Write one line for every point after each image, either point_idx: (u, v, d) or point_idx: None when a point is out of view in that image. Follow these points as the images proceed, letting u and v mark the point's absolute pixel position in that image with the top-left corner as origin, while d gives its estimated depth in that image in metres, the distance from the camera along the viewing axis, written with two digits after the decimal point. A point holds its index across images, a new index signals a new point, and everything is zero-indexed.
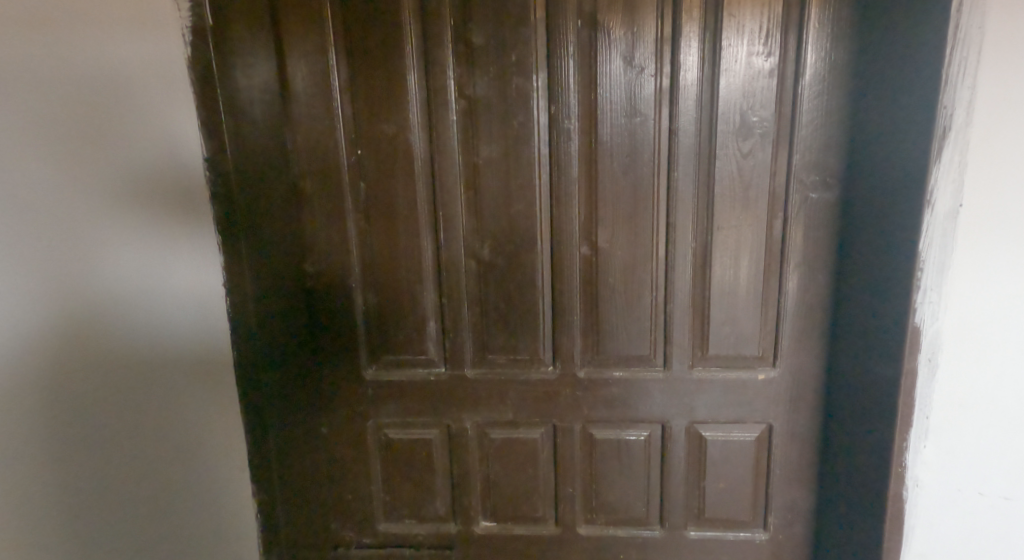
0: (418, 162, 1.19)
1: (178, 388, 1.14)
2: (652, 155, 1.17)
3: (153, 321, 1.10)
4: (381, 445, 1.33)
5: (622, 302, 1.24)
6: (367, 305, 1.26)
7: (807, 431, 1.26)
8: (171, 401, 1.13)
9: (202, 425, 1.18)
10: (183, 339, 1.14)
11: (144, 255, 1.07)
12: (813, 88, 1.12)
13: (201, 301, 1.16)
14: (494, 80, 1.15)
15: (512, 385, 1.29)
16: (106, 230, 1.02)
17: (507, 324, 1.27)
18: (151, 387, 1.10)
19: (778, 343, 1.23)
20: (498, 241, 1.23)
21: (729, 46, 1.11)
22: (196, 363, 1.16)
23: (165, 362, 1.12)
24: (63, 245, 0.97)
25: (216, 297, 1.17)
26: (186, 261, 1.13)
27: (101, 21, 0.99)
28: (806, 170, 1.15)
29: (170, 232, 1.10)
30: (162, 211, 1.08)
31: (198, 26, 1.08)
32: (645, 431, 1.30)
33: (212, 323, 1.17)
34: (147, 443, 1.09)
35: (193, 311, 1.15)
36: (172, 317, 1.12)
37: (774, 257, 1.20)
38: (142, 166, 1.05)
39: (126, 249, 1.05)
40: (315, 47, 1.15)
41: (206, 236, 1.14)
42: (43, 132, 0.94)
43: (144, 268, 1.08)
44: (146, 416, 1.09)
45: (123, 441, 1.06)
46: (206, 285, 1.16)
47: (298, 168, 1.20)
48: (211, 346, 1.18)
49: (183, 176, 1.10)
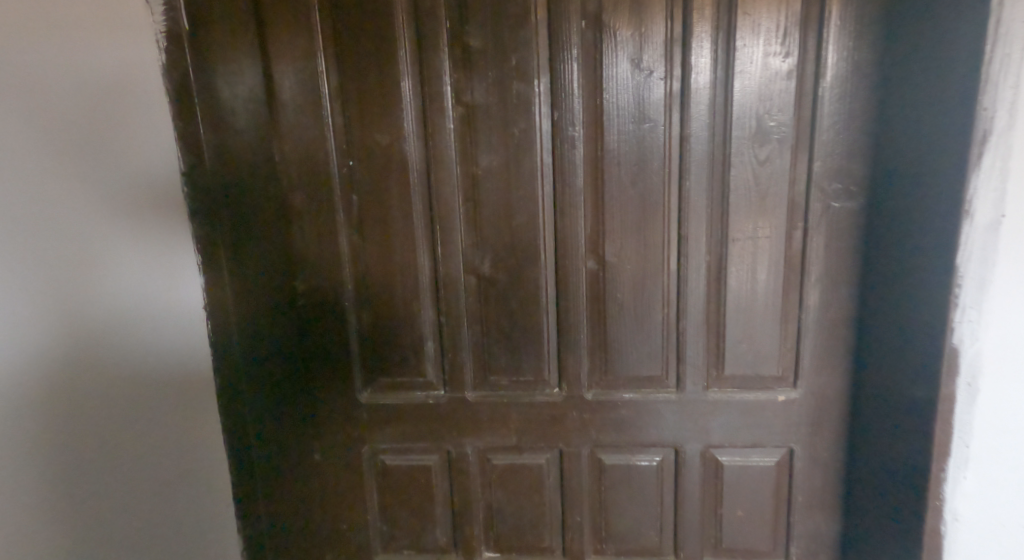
0: (413, 173, 1.13)
1: (159, 414, 1.07)
2: (661, 163, 1.10)
3: (143, 338, 1.04)
4: (376, 471, 1.26)
5: (632, 319, 1.17)
6: (361, 324, 1.19)
7: (831, 456, 1.19)
8: (149, 428, 1.06)
9: (187, 455, 1.11)
10: (165, 364, 1.07)
11: (137, 268, 1.03)
12: (834, 89, 1.04)
13: (182, 324, 1.08)
14: (493, 86, 1.08)
15: (514, 407, 1.22)
16: (106, 242, 1.00)
17: (510, 344, 1.20)
18: (128, 413, 1.04)
19: (799, 362, 1.16)
20: (499, 256, 1.16)
21: (743, 47, 1.04)
22: (180, 389, 1.09)
23: (143, 387, 1.05)
24: (72, 256, 0.96)
25: (197, 320, 1.09)
26: (168, 275, 1.06)
27: (82, 27, 0.94)
28: (828, 178, 1.08)
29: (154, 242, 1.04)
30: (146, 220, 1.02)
31: (173, 31, 1.00)
32: (657, 456, 1.23)
33: (195, 347, 1.09)
34: (145, 461, 1.06)
35: (174, 335, 1.07)
36: (153, 340, 1.05)
37: (794, 270, 1.12)
38: (118, 180, 0.99)
39: (123, 262, 1.02)
40: (304, 50, 1.07)
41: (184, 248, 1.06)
42: (48, 142, 0.93)
43: (138, 282, 1.03)
44: (122, 442, 1.03)
45: (120, 455, 1.03)
46: (186, 307, 1.08)
47: (289, 180, 1.12)
48: (195, 372, 1.10)
49: (162, 192, 1.03)
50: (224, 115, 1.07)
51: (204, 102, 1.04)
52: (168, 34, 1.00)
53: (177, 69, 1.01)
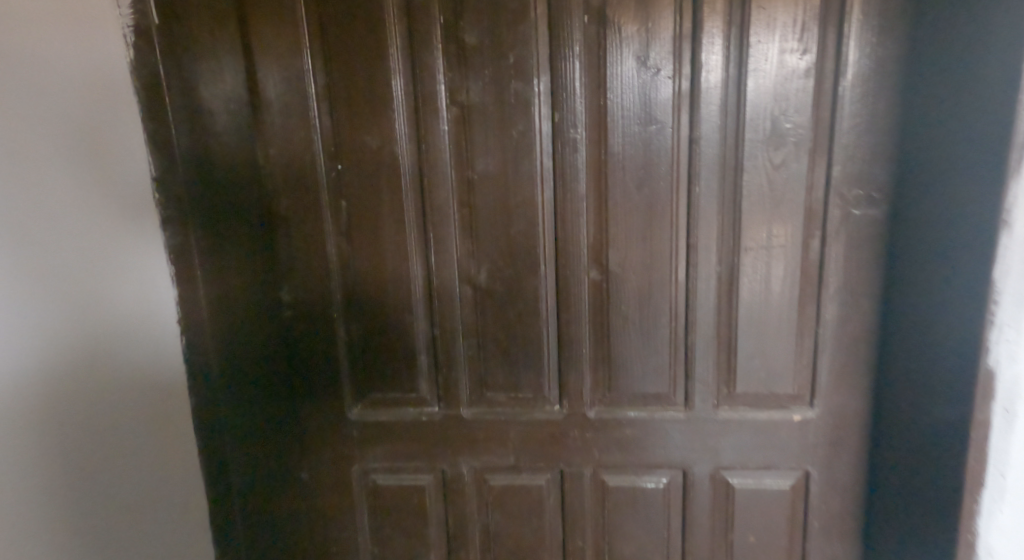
0: (406, 178, 1.06)
1: (130, 438, 0.96)
2: (668, 167, 1.03)
3: (137, 342, 0.97)
4: (367, 491, 1.19)
5: (637, 333, 1.10)
6: (350, 337, 1.12)
7: (849, 477, 1.12)
8: (130, 445, 0.96)
9: (158, 482, 1.00)
10: (136, 382, 0.97)
11: (128, 266, 0.95)
12: (856, 88, 0.97)
13: (153, 339, 0.99)
14: (489, 85, 1.02)
15: (512, 425, 1.16)
16: (100, 234, 0.91)
17: (508, 358, 1.13)
18: (100, 439, 0.91)
19: (815, 379, 1.09)
20: (496, 266, 1.09)
21: (758, 43, 0.97)
22: (152, 409, 0.99)
23: (137, 393, 0.97)
24: (70, 247, 0.87)
25: (170, 334, 1.01)
26: (158, 276, 0.99)
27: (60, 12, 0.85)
28: (848, 184, 1.01)
29: (144, 239, 0.97)
30: (136, 215, 0.95)
31: (142, 26, 0.93)
32: (664, 478, 1.15)
33: (168, 363, 1.01)
34: (139, 472, 0.97)
35: (146, 350, 0.98)
36: (145, 344, 0.98)
37: (810, 282, 1.05)
38: (86, 178, 0.89)
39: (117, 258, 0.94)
40: (290, 48, 1.01)
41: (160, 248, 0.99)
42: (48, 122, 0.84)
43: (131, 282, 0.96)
44: (117, 453, 0.94)
45: (117, 466, 0.94)
46: (157, 319, 0.99)
47: (274, 186, 1.05)
48: (169, 391, 1.01)
49: (129, 195, 0.94)
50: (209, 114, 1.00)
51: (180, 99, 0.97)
52: (137, 30, 0.93)
53: (146, 62, 0.94)
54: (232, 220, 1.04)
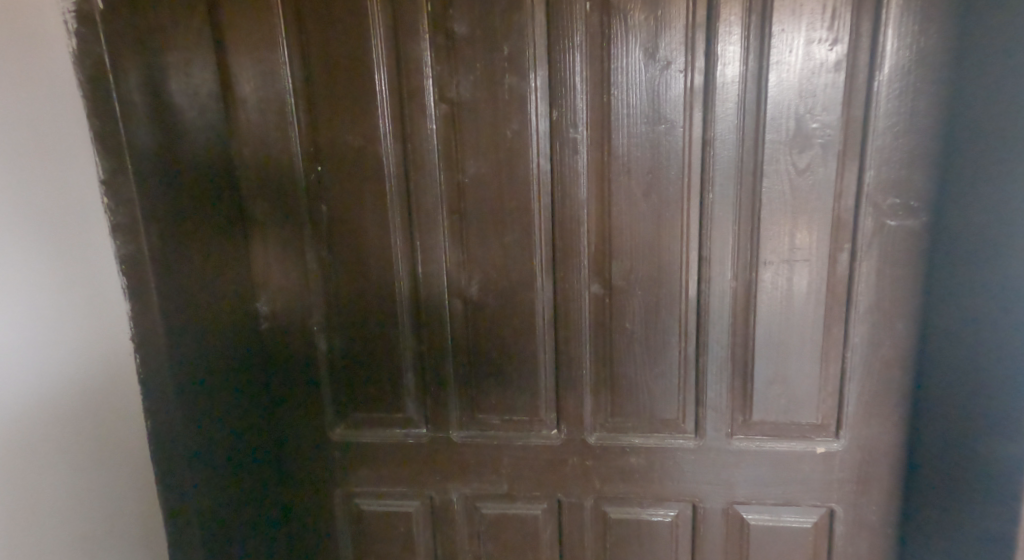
0: (391, 180, 0.97)
1: (101, 466, 0.81)
2: (679, 171, 0.93)
3: (94, 356, 0.80)
4: (350, 516, 1.11)
5: (643, 354, 1.00)
6: (332, 352, 1.04)
7: (879, 517, 1.01)
8: (102, 475, 0.81)
9: (121, 528, 0.84)
10: (96, 405, 0.80)
11: (82, 263, 0.78)
12: (894, 83, 0.86)
13: (101, 361, 0.81)
14: (481, 80, 0.93)
15: (505, 450, 1.06)
16: (48, 228, 0.74)
17: (501, 378, 1.04)
18: (43, 490, 0.74)
19: (842, 409, 0.98)
20: (489, 278, 1.00)
21: (781, 33, 0.86)
22: (104, 444, 0.81)
23: (104, 412, 0.81)
24: (16, 250, 0.71)
25: (120, 351, 0.83)
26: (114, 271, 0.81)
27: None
28: (883, 192, 0.90)
29: (93, 229, 0.79)
30: (84, 202, 0.78)
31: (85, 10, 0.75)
32: (672, 511, 1.05)
33: (119, 386, 0.83)
34: (117, 503, 0.83)
35: (94, 374, 0.80)
36: (107, 355, 0.81)
37: (838, 300, 0.94)
38: (13, 170, 0.70)
39: (68, 255, 0.77)
40: (265, 38, 0.93)
41: (102, 235, 0.80)
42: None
43: (84, 283, 0.79)
44: (89, 486, 0.79)
45: (91, 499, 0.80)
46: (106, 335, 0.81)
47: (248, 189, 0.98)
48: (121, 418, 0.84)
49: (65, 188, 0.76)
50: (182, 118, 0.87)
51: (136, 97, 0.79)
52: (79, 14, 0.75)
53: (90, 53, 0.76)
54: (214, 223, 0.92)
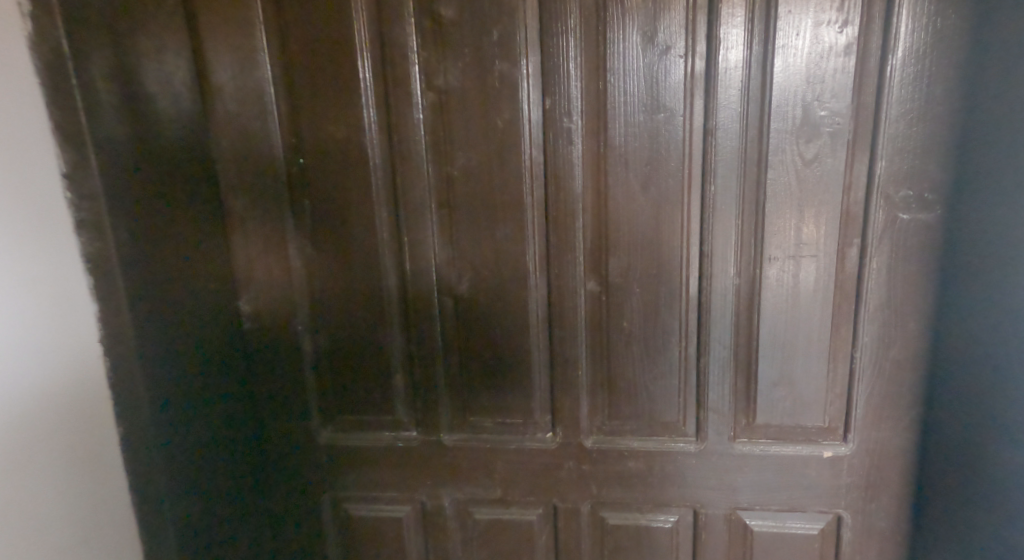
0: (377, 173, 0.93)
1: (72, 478, 0.75)
2: (679, 162, 0.88)
3: (57, 359, 0.74)
4: (340, 521, 1.08)
5: (641, 354, 0.96)
6: (318, 352, 1.00)
7: (889, 523, 0.97)
8: (73, 486, 0.75)
9: (97, 542, 0.79)
10: (64, 412, 0.74)
11: (43, 259, 0.72)
12: (908, 68, 0.81)
13: (67, 364, 0.75)
14: (469, 66, 0.88)
15: (498, 454, 1.02)
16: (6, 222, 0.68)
17: (494, 379, 0.99)
18: (4, 503, 0.67)
19: (851, 412, 0.93)
20: (479, 275, 0.95)
21: (788, 14, 0.81)
22: (73, 454, 0.75)
23: (73, 419, 0.75)
24: None
25: (87, 352, 0.77)
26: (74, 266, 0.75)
27: None
28: (896, 183, 0.85)
29: (53, 223, 0.73)
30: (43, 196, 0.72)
31: None
32: (673, 517, 1.01)
33: (89, 393, 0.77)
34: (91, 515, 0.78)
35: (62, 379, 0.74)
36: (72, 358, 0.75)
37: (846, 298, 0.90)
38: None
39: (26, 251, 0.70)
40: (242, 24, 0.88)
41: (64, 227, 0.74)
42: None
43: (47, 280, 0.72)
44: (59, 500, 0.73)
45: (62, 512, 0.74)
46: (73, 338, 0.75)
47: (226, 183, 0.94)
48: (92, 425, 0.78)
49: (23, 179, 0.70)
50: (155, 108, 0.82)
51: (102, 85, 0.74)
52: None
53: (47, 38, 0.71)
54: (190, 219, 0.88)
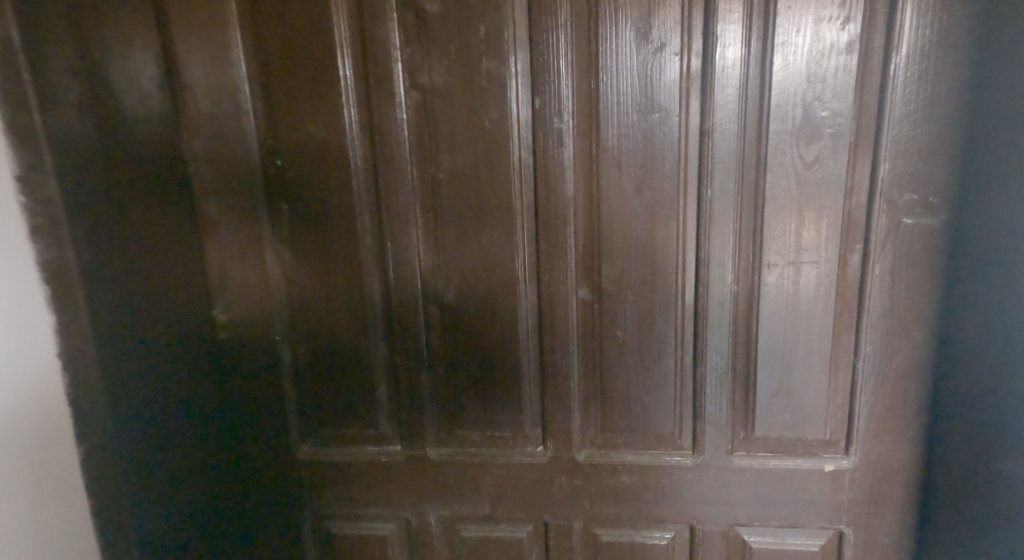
0: (358, 176, 0.88)
1: (26, 503, 0.68)
2: (674, 164, 0.84)
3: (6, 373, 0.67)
4: (321, 540, 1.03)
5: (635, 365, 0.92)
6: (298, 364, 0.96)
7: (892, 539, 0.93)
8: (26, 513, 0.68)
9: None
10: (15, 431, 0.68)
11: None
12: (912, 67, 0.78)
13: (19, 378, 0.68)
14: (455, 63, 0.84)
15: (487, 469, 0.98)
16: None
17: (482, 390, 0.95)
18: None
19: (853, 424, 0.90)
20: (466, 282, 0.91)
21: (787, 10, 0.78)
22: (26, 477, 0.68)
23: (25, 439, 0.68)
24: None
25: (43, 365, 0.71)
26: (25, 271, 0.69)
27: None
28: (899, 187, 0.81)
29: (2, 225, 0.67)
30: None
31: None
32: (668, 534, 0.97)
33: (45, 409, 0.70)
34: (47, 543, 0.71)
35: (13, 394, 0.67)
36: (24, 372, 0.69)
37: (848, 306, 0.86)
38: None
39: None
40: (215, 18, 0.84)
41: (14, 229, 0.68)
42: None
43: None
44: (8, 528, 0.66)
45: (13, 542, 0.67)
46: (27, 350, 0.69)
47: (199, 186, 0.89)
48: (49, 445, 0.71)
49: None
50: (123, 106, 0.77)
51: (62, 81, 0.70)
52: None
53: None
54: (159, 224, 0.83)
